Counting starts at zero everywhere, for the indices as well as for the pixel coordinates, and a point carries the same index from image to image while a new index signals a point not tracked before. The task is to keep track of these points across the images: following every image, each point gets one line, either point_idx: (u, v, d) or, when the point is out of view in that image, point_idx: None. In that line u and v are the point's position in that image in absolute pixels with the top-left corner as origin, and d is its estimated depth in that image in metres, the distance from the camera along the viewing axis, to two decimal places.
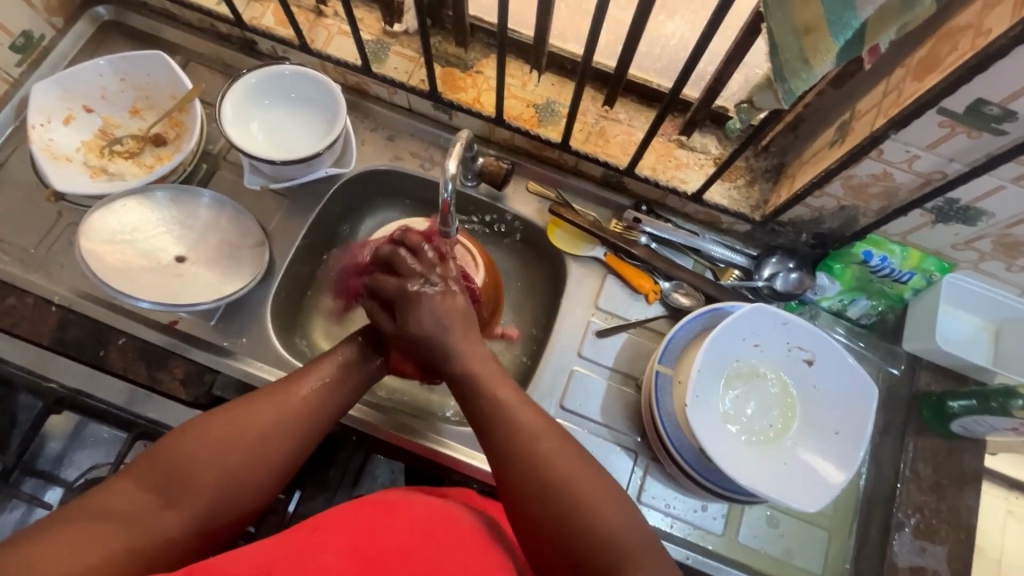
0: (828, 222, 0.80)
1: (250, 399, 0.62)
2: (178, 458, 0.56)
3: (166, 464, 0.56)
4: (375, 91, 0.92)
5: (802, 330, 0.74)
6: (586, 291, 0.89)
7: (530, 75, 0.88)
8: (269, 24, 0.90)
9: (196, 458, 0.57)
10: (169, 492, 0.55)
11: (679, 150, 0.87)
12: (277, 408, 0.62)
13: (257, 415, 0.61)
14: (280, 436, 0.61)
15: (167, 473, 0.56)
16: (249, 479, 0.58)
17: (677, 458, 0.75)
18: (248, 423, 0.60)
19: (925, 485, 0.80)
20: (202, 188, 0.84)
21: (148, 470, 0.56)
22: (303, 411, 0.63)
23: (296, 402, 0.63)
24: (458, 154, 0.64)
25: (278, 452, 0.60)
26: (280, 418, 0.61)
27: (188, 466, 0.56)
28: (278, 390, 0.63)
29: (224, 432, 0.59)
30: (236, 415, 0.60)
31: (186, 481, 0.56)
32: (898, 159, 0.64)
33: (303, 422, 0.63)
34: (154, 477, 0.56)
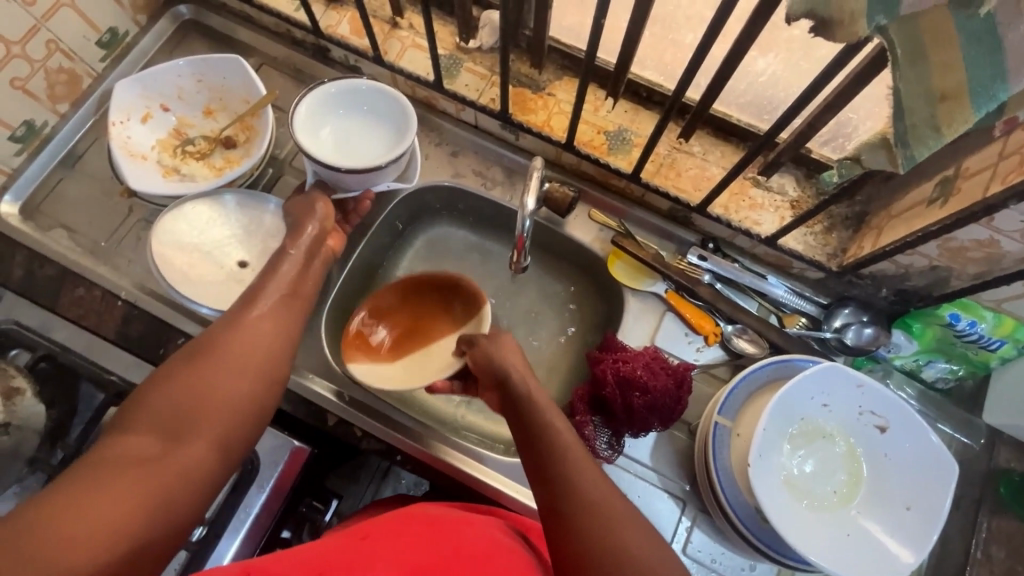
0: (914, 280, 0.75)
1: (212, 331, 0.61)
2: (165, 402, 0.53)
3: (159, 407, 0.53)
4: (443, 106, 0.91)
5: (878, 394, 0.69)
6: (643, 327, 0.87)
7: (604, 101, 0.86)
8: (345, 33, 0.90)
9: (186, 393, 0.54)
10: (172, 427, 0.52)
11: (755, 189, 0.83)
12: (244, 331, 0.61)
13: (227, 343, 0.59)
14: (260, 350, 0.60)
15: (164, 414, 0.53)
16: (251, 396, 0.57)
17: (731, 516, 0.72)
18: (222, 351, 0.58)
19: (997, 570, 0.75)
20: (268, 194, 0.85)
21: (137, 420, 0.52)
22: (270, 331, 0.63)
23: (258, 322, 0.63)
24: (536, 189, 0.66)
25: (272, 364, 0.60)
26: (253, 337, 0.61)
27: (186, 400, 0.54)
28: (234, 318, 0.62)
29: (203, 363, 0.57)
30: (207, 350, 0.58)
31: (188, 415, 0.53)
32: (1010, 228, 0.59)
33: (281, 333, 0.64)
34: (150, 421, 0.52)
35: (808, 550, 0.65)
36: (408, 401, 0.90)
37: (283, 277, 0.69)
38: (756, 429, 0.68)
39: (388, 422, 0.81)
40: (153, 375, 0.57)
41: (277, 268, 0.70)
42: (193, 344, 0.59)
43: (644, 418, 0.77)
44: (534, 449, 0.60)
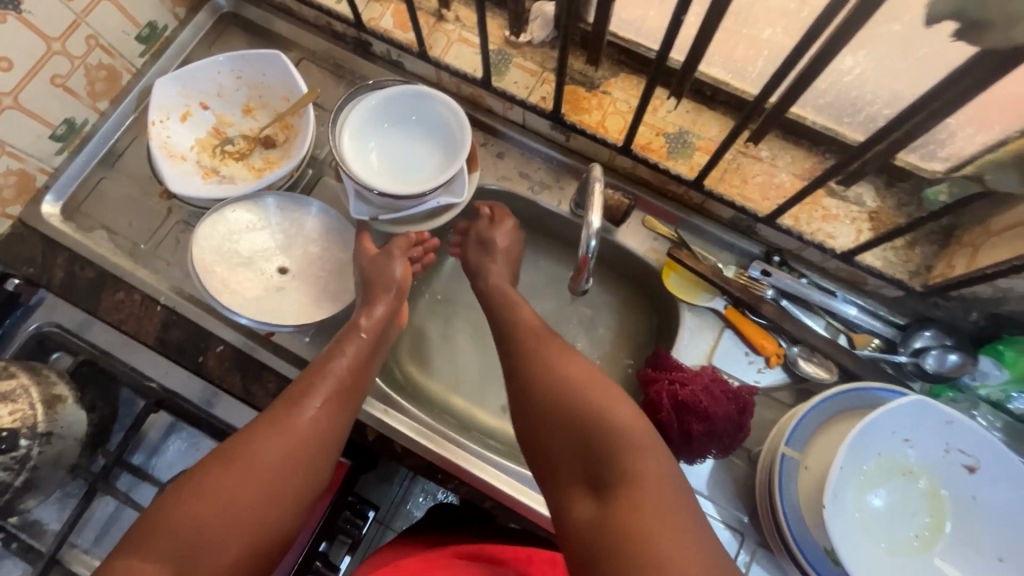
0: (1012, 305, 0.68)
1: (251, 432, 0.58)
2: (185, 523, 0.52)
3: (178, 529, 0.51)
4: (489, 104, 0.86)
5: (971, 432, 0.63)
6: (700, 344, 0.81)
7: (664, 100, 0.80)
8: (388, 27, 0.85)
9: (206, 515, 0.52)
10: (185, 558, 0.50)
11: (829, 199, 0.77)
12: (281, 438, 0.58)
13: (258, 454, 0.56)
14: (295, 460, 0.57)
15: (179, 541, 0.51)
16: (272, 519, 0.55)
17: (797, 558, 0.67)
18: (252, 464, 0.56)
19: None
20: (309, 197, 0.82)
21: (158, 540, 0.51)
22: (306, 439, 0.59)
23: (298, 428, 0.59)
24: (599, 205, 0.62)
25: (301, 479, 0.58)
26: (288, 447, 0.58)
27: (205, 523, 0.52)
28: (274, 420, 0.59)
29: (229, 479, 0.54)
30: (237, 461, 0.56)
31: (205, 543, 0.51)
32: None
33: (319, 445, 0.60)
34: (168, 543, 0.51)
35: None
36: (452, 414, 0.87)
37: (336, 369, 0.65)
38: (833, 468, 0.61)
39: (426, 437, 0.77)
40: (184, 479, 0.55)
41: (342, 346, 0.67)
42: (228, 447, 0.57)
43: (703, 446, 0.72)
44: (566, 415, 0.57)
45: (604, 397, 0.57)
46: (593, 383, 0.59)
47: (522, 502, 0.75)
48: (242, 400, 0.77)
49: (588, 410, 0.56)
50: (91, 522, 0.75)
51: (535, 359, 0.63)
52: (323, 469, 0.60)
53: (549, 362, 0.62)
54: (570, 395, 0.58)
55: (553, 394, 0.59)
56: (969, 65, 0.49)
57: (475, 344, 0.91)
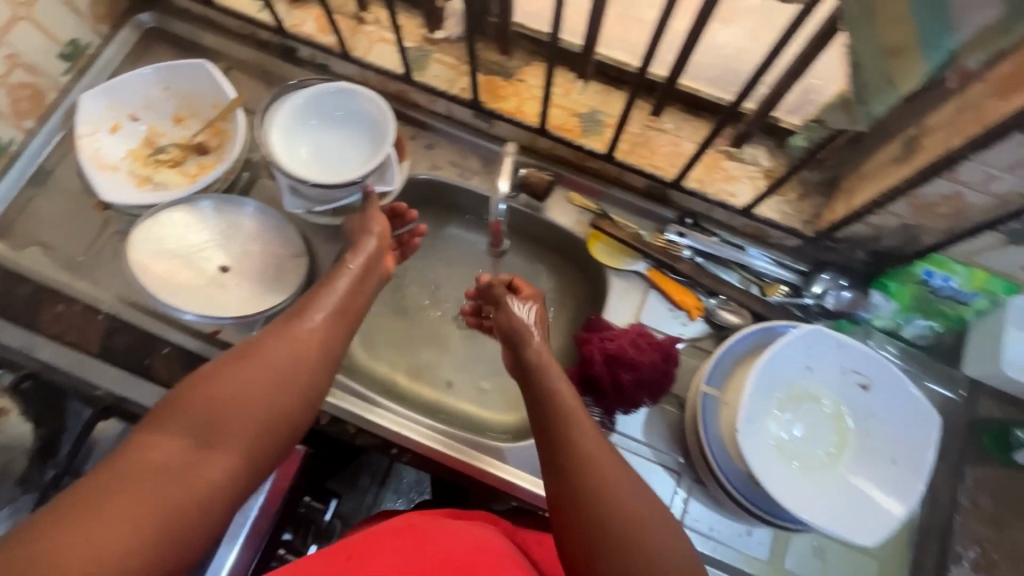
0: (887, 240, 0.76)
1: (264, 338, 0.61)
2: (202, 407, 0.54)
3: (199, 411, 0.54)
4: (415, 99, 0.91)
5: (858, 354, 0.71)
6: (628, 305, 0.87)
7: (574, 83, 0.86)
8: (311, 32, 0.89)
9: (223, 398, 0.55)
10: (206, 435, 0.53)
11: (729, 161, 0.84)
12: (293, 343, 0.61)
13: (269, 351, 0.59)
14: (305, 363, 0.61)
15: (197, 418, 0.53)
16: (285, 411, 0.58)
17: (724, 483, 0.73)
18: (267, 361, 0.59)
19: (985, 517, 0.75)
20: (244, 198, 0.85)
21: (177, 420, 0.53)
22: (313, 342, 0.62)
23: (308, 334, 0.62)
24: (508, 172, 0.67)
25: (312, 384, 0.60)
26: (299, 350, 0.61)
27: (223, 407, 0.54)
28: (285, 329, 0.62)
29: (245, 373, 0.57)
30: (250, 356, 0.59)
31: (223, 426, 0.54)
32: (973, 179, 0.61)
33: (327, 353, 0.63)
34: (189, 423, 0.53)
35: (798, 509, 0.67)
36: (403, 395, 0.90)
37: (337, 289, 0.69)
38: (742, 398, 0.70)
39: (377, 416, 0.81)
40: (202, 370, 0.57)
41: (333, 280, 0.70)
42: (243, 348, 0.60)
43: (634, 394, 0.78)
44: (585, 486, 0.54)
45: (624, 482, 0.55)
46: (618, 464, 0.56)
47: (474, 466, 0.80)
48: None
49: (608, 490, 0.53)
50: None
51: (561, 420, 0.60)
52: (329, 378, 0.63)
53: (573, 427, 0.59)
54: (580, 465, 0.56)
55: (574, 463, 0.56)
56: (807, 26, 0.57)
57: (420, 329, 0.95)
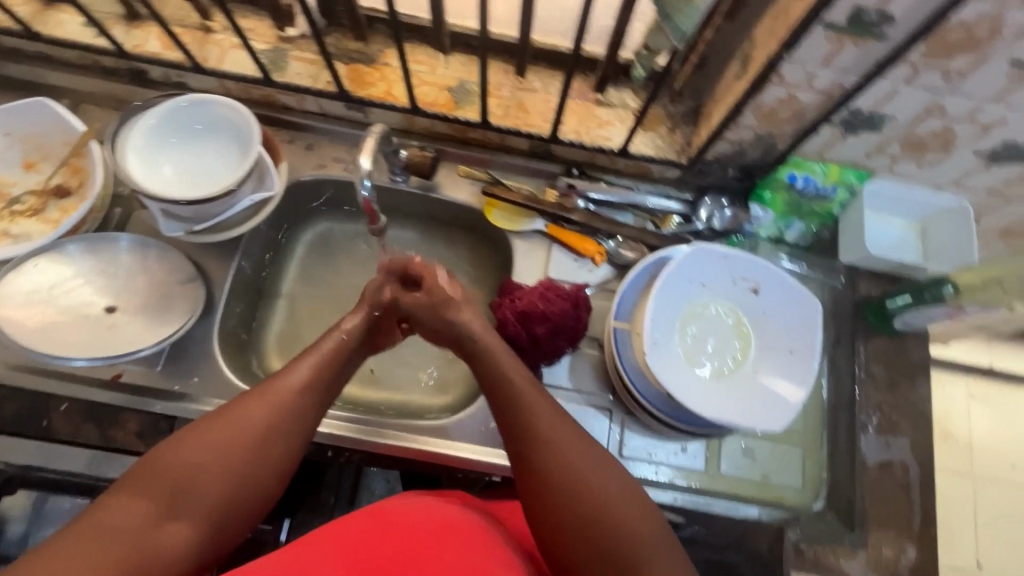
0: (750, 153, 0.82)
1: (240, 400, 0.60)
2: (172, 471, 0.54)
3: (166, 476, 0.54)
4: (283, 101, 0.89)
5: (743, 260, 0.77)
6: (534, 264, 0.90)
7: (437, 58, 0.87)
8: (156, 50, 0.85)
9: (192, 465, 0.55)
10: (171, 502, 0.53)
11: (599, 108, 0.87)
12: (270, 406, 0.60)
13: (248, 416, 0.58)
14: (282, 430, 0.60)
15: (163, 487, 0.53)
16: (259, 475, 0.57)
17: (648, 407, 0.77)
18: (239, 425, 0.58)
19: (880, 384, 0.83)
20: (116, 232, 0.80)
21: (146, 484, 0.53)
22: (293, 405, 0.61)
23: (286, 397, 0.61)
24: (370, 150, 0.67)
25: (284, 450, 0.59)
26: (277, 412, 0.60)
27: (190, 473, 0.54)
28: (261, 391, 0.61)
29: (217, 437, 0.56)
30: (225, 418, 0.58)
31: (189, 492, 0.54)
32: (798, 80, 0.66)
33: (306, 414, 0.62)
34: (156, 488, 0.53)
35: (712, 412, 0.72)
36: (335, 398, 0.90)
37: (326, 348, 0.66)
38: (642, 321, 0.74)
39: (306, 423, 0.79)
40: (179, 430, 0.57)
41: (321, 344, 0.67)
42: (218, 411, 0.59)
43: (552, 344, 0.80)
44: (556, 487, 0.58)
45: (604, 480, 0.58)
46: (605, 486, 0.58)
47: (414, 449, 0.80)
48: (103, 448, 0.76)
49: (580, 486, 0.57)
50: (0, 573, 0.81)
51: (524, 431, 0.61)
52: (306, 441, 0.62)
53: (546, 433, 0.60)
54: (553, 466, 0.59)
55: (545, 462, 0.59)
56: None
57: None
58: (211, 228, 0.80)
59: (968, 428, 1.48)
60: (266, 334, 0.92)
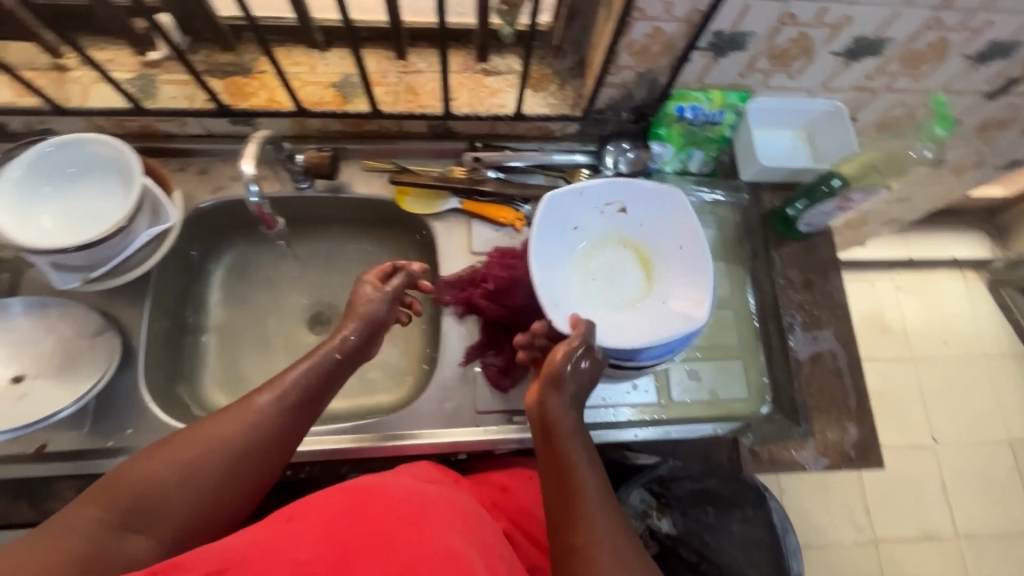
0: (637, 94, 0.85)
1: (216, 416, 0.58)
2: (141, 483, 0.52)
3: (131, 488, 0.52)
4: (163, 129, 0.85)
5: (620, 189, 0.82)
6: (458, 242, 0.90)
7: (315, 56, 0.85)
8: (9, 99, 0.80)
9: (161, 480, 0.53)
10: (133, 515, 0.51)
11: (488, 78, 0.88)
12: (245, 421, 0.58)
13: (227, 431, 0.57)
14: (254, 457, 0.58)
15: (129, 497, 0.51)
16: (229, 495, 0.56)
17: None
18: (214, 440, 0.56)
19: (799, 285, 0.89)
20: (9, 299, 0.76)
21: (113, 493, 0.51)
22: (271, 432, 0.59)
23: (261, 412, 0.59)
24: (254, 153, 0.67)
25: (259, 470, 0.58)
26: (255, 435, 0.58)
27: (159, 487, 0.52)
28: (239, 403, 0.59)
29: (190, 454, 0.55)
30: (201, 434, 0.56)
31: (160, 508, 0.52)
32: (658, 12, 0.69)
33: (284, 442, 0.60)
34: (124, 501, 0.51)
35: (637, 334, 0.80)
36: None
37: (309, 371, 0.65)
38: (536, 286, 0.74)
39: None
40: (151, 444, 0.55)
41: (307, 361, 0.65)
42: (197, 422, 0.57)
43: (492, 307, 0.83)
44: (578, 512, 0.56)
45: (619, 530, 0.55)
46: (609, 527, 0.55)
47: (374, 446, 0.79)
48: None
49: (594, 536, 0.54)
50: None
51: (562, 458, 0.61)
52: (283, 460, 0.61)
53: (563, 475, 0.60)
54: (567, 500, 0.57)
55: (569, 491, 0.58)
56: None
57: (281, 351, 0.92)
58: (113, 271, 0.76)
59: (900, 315, 1.59)
60: (201, 370, 0.89)
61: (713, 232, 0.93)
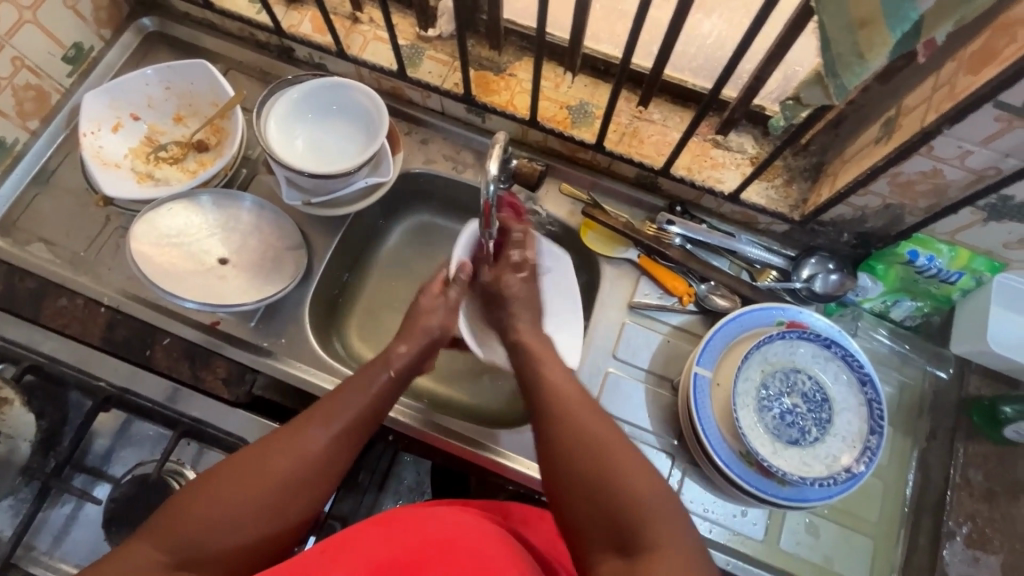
0: (872, 221, 0.78)
1: (263, 453, 0.59)
2: (196, 523, 0.53)
3: (182, 533, 0.53)
4: (409, 95, 0.94)
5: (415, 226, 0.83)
6: (620, 292, 0.88)
7: (563, 77, 0.89)
8: (307, 31, 0.92)
9: (211, 519, 0.54)
10: (186, 557, 0.52)
11: (715, 150, 0.85)
12: (297, 457, 0.59)
13: (277, 466, 0.58)
14: (306, 483, 0.59)
15: (182, 538, 0.53)
16: (280, 521, 0.57)
17: (714, 461, 0.74)
18: (271, 480, 0.57)
19: (977, 493, 0.78)
20: (242, 192, 0.86)
21: (165, 531, 0.53)
22: (321, 459, 0.60)
23: (314, 447, 0.60)
24: (497, 156, 0.69)
25: (306, 498, 0.59)
26: (307, 466, 0.59)
27: (211, 531, 0.54)
28: (290, 435, 0.60)
29: (235, 494, 0.55)
30: (251, 469, 0.58)
31: (212, 552, 0.53)
32: (949, 155, 0.63)
33: (333, 464, 0.61)
34: (171, 538, 0.53)
35: (799, 468, 0.72)
36: (401, 386, 0.93)
37: (354, 399, 0.65)
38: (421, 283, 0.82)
39: None
40: (201, 479, 0.57)
41: (369, 385, 0.67)
42: (242, 458, 0.58)
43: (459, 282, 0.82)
44: (581, 475, 0.56)
45: (643, 488, 0.54)
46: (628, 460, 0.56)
47: (472, 451, 0.81)
48: (191, 388, 0.80)
49: (593, 449, 0.57)
50: (48, 524, 0.81)
51: (562, 417, 0.61)
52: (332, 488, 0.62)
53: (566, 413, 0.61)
54: (569, 426, 0.60)
55: (572, 450, 0.58)
56: (795, 18, 0.59)
57: None
58: (326, 203, 0.84)
59: None
60: (349, 310, 0.95)
61: (892, 392, 0.83)
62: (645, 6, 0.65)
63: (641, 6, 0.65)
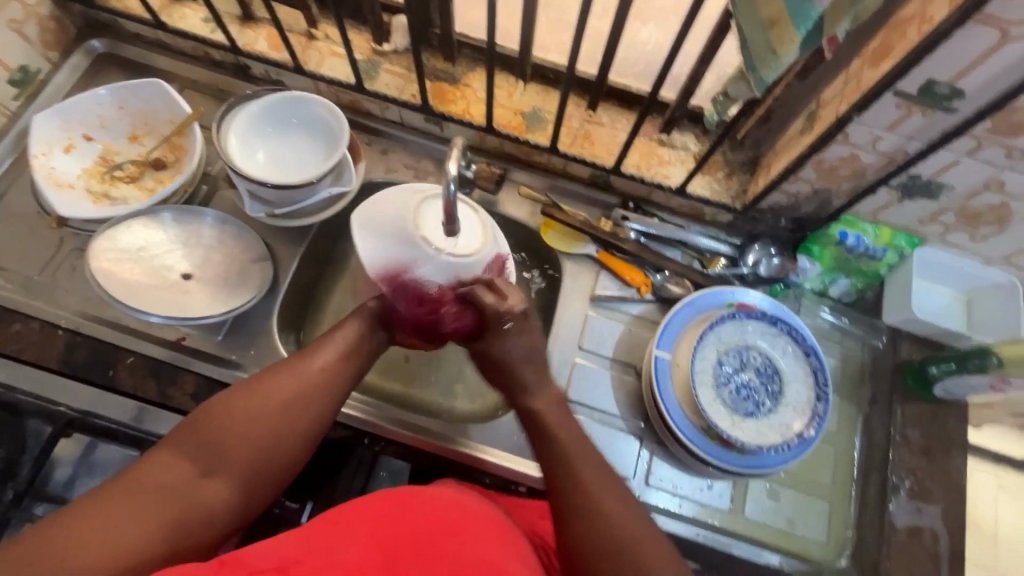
0: (805, 207, 0.85)
1: (266, 374, 0.66)
2: (211, 432, 0.60)
3: (201, 439, 0.60)
4: (368, 108, 0.96)
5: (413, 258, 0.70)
6: (581, 287, 0.92)
7: (515, 85, 0.93)
8: (263, 49, 0.93)
9: (225, 429, 0.61)
10: (205, 463, 0.59)
11: (661, 148, 0.91)
12: (297, 378, 0.66)
13: (278, 384, 0.65)
14: (307, 399, 0.65)
15: (200, 447, 0.60)
16: (290, 435, 0.63)
17: (678, 436, 0.78)
18: (270, 397, 0.63)
19: (915, 449, 0.84)
20: (203, 207, 0.86)
21: (187, 441, 0.60)
22: (319, 379, 0.67)
23: (313, 372, 0.67)
24: (456, 157, 0.66)
25: (305, 417, 0.64)
26: (303, 384, 0.65)
27: (226, 437, 0.60)
28: (293, 362, 0.67)
29: (239, 415, 0.62)
30: (255, 388, 0.64)
31: (229, 455, 0.60)
32: (863, 141, 0.70)
33: (329, 387, 0.67)
34: (194, 450, 0.60)
35: (758, 438, 0.77)
36: (373, 392, 0.94)
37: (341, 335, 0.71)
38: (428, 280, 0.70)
39: (361, 412, 0.83)
40: (213, 400, 0.63)
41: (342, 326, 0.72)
42: (248, 382, 0.64)
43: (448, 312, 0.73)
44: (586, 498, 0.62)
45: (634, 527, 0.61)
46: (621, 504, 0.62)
47: (451, 450, 0.83)
48: (159, 407, 0.79)
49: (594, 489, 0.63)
50: None
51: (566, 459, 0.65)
52: (332, 407, 0.67)
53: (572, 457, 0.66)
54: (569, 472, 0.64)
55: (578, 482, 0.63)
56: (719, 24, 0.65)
57: None
58: (290, 214, 0.85)
59: None
60: (317, 321, 0.96)
61: (835, 363, 0.90)
62: (585, 18, 0.70)
63: (582, 17, 0.70)
